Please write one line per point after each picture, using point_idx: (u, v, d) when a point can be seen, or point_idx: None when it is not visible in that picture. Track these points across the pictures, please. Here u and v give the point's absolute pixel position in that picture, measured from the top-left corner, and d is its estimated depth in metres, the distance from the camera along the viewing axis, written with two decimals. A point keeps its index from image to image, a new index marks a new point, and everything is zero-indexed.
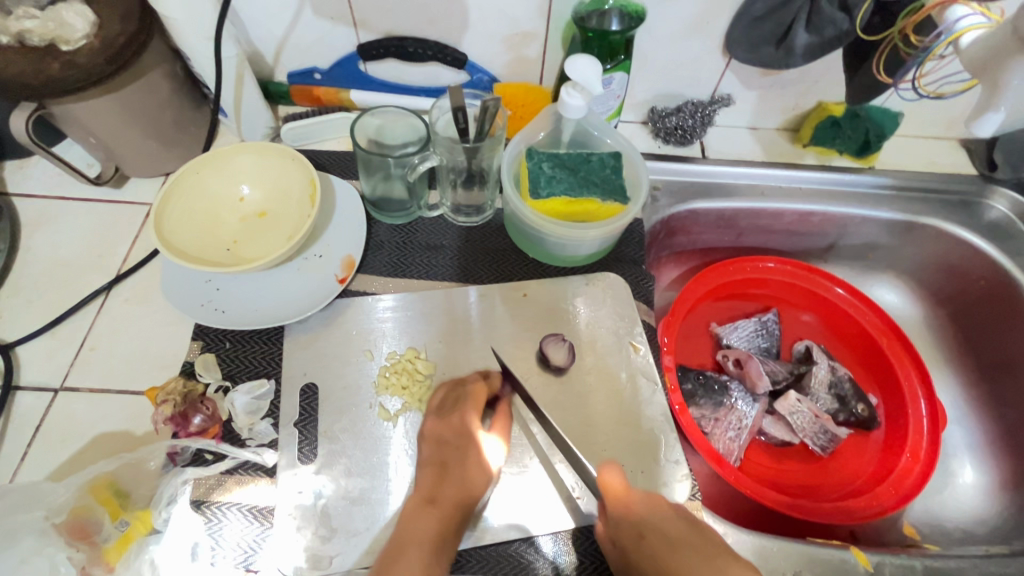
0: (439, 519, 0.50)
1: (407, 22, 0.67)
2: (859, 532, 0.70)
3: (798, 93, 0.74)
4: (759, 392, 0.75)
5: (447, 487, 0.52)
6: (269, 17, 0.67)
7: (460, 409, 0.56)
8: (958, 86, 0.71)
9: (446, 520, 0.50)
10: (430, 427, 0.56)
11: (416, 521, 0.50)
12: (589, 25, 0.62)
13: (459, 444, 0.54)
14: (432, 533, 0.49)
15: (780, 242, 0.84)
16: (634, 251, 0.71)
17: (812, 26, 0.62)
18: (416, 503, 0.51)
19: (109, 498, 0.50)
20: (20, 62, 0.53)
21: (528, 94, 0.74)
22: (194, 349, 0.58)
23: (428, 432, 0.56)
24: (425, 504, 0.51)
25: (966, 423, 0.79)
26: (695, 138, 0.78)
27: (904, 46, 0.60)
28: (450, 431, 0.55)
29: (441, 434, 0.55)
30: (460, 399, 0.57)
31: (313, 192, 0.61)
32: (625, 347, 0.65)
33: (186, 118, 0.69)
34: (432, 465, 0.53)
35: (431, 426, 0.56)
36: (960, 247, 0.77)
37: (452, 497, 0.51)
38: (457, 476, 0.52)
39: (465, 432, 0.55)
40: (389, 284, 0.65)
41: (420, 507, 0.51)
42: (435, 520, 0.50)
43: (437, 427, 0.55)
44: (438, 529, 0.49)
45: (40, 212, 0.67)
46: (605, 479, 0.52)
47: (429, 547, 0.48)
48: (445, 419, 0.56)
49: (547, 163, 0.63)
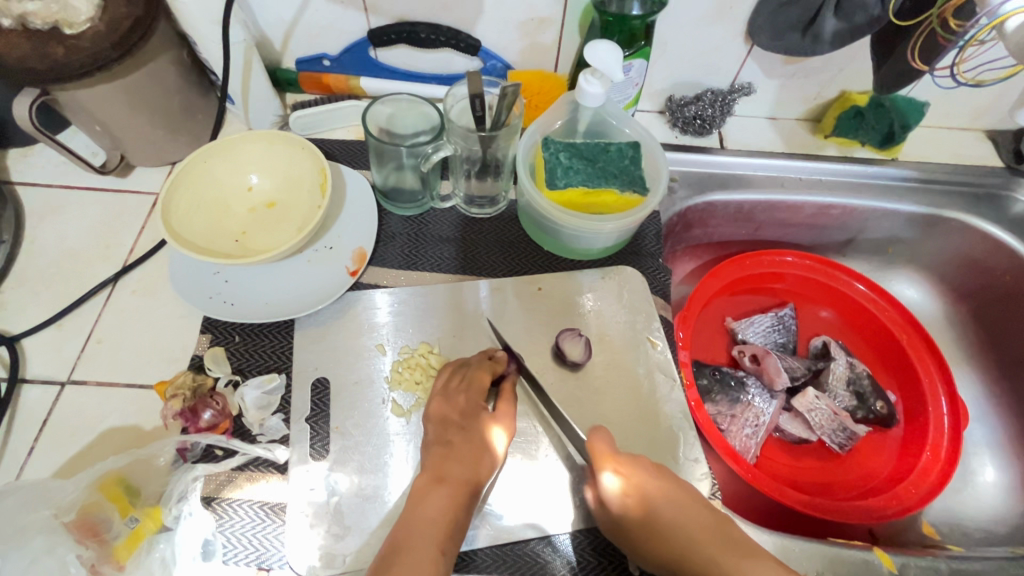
0: (449, 497, 0.50)
1: (419, 7, 0.65)
2: (878, 532, 0.69)
3: (822, 81, 0.72)
4: (777, 389, 0.73)
5: (455, 467, 0.51)
6: (277, 1, 0.65)
7: (464, 389, 0.56)
8: (1001, 73, 0.69)
9: (457, 499, 0.50)
10: (434, 408, 0.55)
11: (426, 498, 0.49)
12: (608, 9, 0.59)
13: (473, 439, 0.53)
14: (443, 510, 0.49)
15: (798, 236, 0.82)
16: (651, 244, 0.69)
17: (841, 11, 0.60)
18: (425, 482, 0.51)
19: (119, 494, 0.49)
20: (24, 45, 0.52)
21: (544, 82, 0.71)
22: (203, 342, 0.57)
23: (432, 412, 0.55)
24: (434, 482, 0.51)
25: (987, 421, 0.77)
26: (714, 128, 0.76)
27: (944, 32, 0.57)
28: (455, 411, 0.55)
29: (446, 414, 0.55)
30: (464, 378, 0.57)
31: (323, 181, 0.59)
32: (642, 342, 0.63)
33: (193, 106, 0.67)
34: (439, 445, 0.53)
35: (436, 406, 0.55)
36: (985, 242, 0.75)
37: (460, 476, 0.51)
38: (466, 457, 0.52)
39: (471, 413, 0.55)
40: (401, 277, 0.64)
41: (429, 486, 0.50)
42: (446, 499, 0.49)
43: (441, 407, 0.55)
44: (448, 507, 0.49)
45: (45, 202, 0.66)
46: (594, 446, 0.53)
47: (441, 528, 0.48)
48: (449, 398, 0.56)
49: (564, 153, 0.61)
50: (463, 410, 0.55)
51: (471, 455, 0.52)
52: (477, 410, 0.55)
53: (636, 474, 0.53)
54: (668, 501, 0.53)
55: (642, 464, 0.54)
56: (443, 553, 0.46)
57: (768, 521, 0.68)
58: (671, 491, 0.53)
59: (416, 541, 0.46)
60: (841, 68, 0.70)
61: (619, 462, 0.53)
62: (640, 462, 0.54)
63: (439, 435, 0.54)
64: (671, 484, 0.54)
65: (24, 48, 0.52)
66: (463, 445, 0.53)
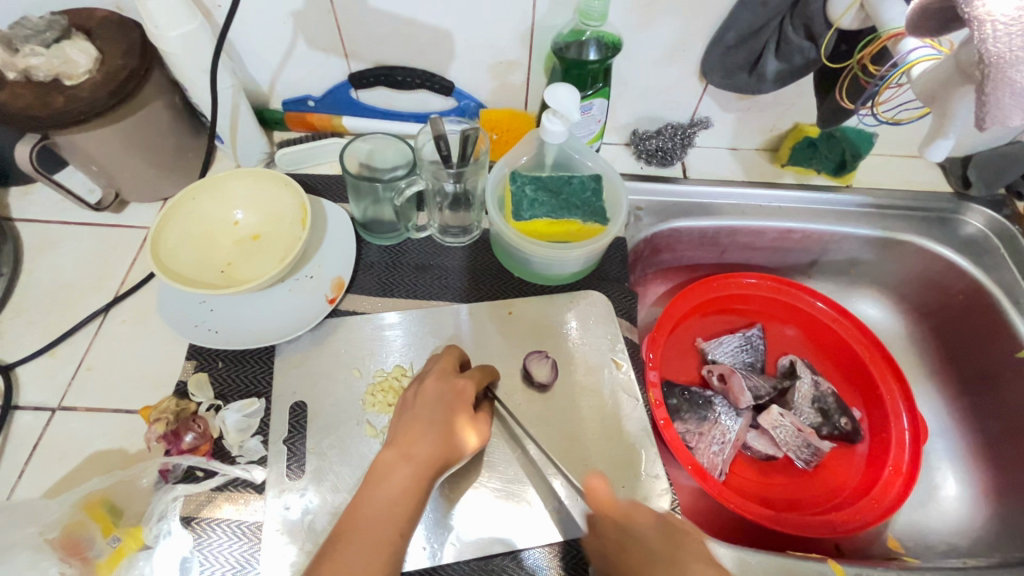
0: (413, 477, 0.47)
1: (396, 53, 0.70)
2: (844, 546, 0.71)
3: (775, 114, 0.77)
4: (742, 407, 0.76)
5: (423, 445, 0.49)
6: (264, 50, 0.70)
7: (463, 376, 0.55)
8: (917, 112, 0.73)
9: (421, 481, 0.47)
10: (428, 388, 0.53)
11: (391, 474, 0.47)
12: (568, 55, 0.65)
13: (450, 423, 0.51)
14: (405, 488, 0.46)
15: (763, 259, 0.86)
16: (616, 269, 0.73)
17: (781, 54, 0.65)
18: (393, 456, 0.48)
19: (103, 515, 0.51)
20: (28, 96, 0.57)
21: (513, 120, 0.77)
22: (188, 368, 0.60)
23: (426, 391, 0.53)
24: (402, 457, 0.48)
25: (950, 436, 0.80)
26: (676, 158, 0.80)
27: (864, 75, 0.61)
28: (447, 392, 0.53)
29: (427, 398, 0.53)
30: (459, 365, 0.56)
31: (304, 216, 0.63)
32: (607, 363, 0.66)
33: (185, 145, 0.71)
34: (421, 418, 0.51)
35: (431, 385, 0.54)
36: (939, 262, 0.79)
37: (433, 452, 0.49)
38: (438, 439, 0.50)
39: (463, 399, 0.53)
40: (378, 304, 0.67)
41: (397, 461, 0.47)
42: (409, 479, 0.47)
43: (435, 386, 0.53)
44: (415, 484, 0.47)
45: (43, 237, 0.70)
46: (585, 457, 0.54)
47: (404, 507, 0.45)
48: (444, 381, 0.54)
49: (530, 186, 0.66)
50: (455, 394, 0.53)
51: (449, 429, 0.51)
52: (460, 398, 0.53)
53: (634, 519, 0.49)
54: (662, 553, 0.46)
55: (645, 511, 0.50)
56: (401, 535, 0.44)
57: (738, 537, 0.70)
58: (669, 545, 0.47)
59: (371, 523, 0.43)
60: (792, 104, 0.75)
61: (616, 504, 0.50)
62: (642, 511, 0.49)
63: (426, 413, 0.51)
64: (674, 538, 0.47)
65: (27, 97, 0.57)
66: (444, 423, 0.51)
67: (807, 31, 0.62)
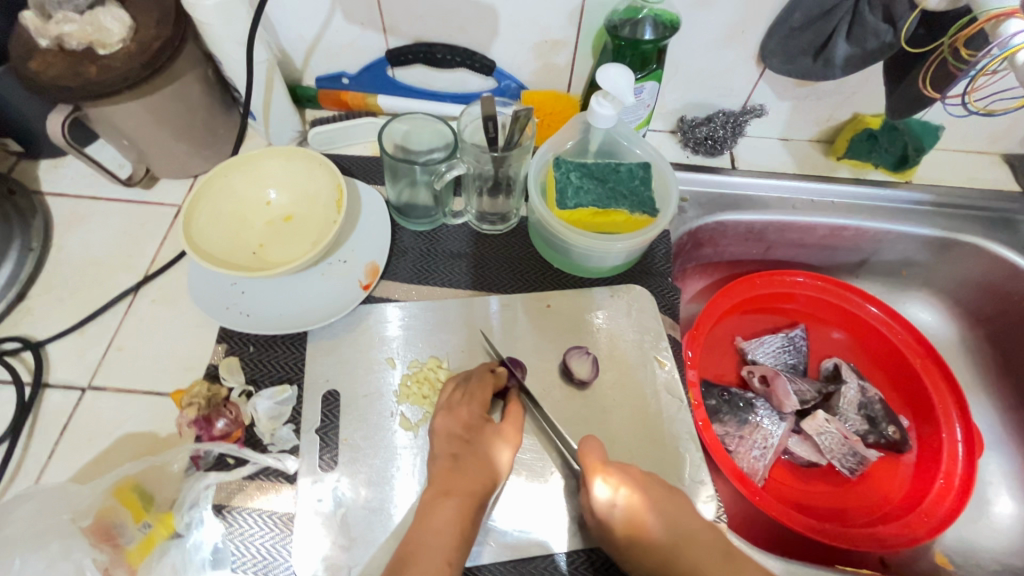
0: (458, 508, 0.49)
1: (437, 28, 0.67)
2: (889, 560, 0.68)
3: (834, 104, 0.72)
4: (786, 411, 0.72)
5: (460, 478, 0.50)
6: (300, 22, 0.67)
7: (469, 399, 0.55)
8: (1011, 104, 0.69)
9: (466, 511, 0.49)
10: (440, 424, 0.54)
11: (434, 509, 0.48)
12: (621, 34, 0.61)
13: (479, 451, 0.52)
14: (454, 521, 0.48)
15: (810, 256, 0.82)
16: (660, 264, 0.69)
17: (853, 37, 0.60)
18: (432, 495, 0.50)
19: (133, 500, 0.50)
20: (61, 66, 0.55)
21: (556, 102, 0.73)
22: (219, 352, 0.59)
23: (437, 428, 0.54)
24: (442, 493, 0.50)
25: (1003, 450, 0.76)
26: (725, 148, 0.76)
27: (954, 62, 0.56)
28: (460, 425, 0.54)
29: (451, 428, 0.54)
30: (467, 392, 0.56)
31: (340, 198, 0.61)
32: (649, 361, 0.63)
33: (217, 121, 0.69)
34: (454, 452, 0.52)
35: (440, 420, 0.54)
36: (1003, 268, 0.74)
37: (469, 483, 0.50)
38: (472, 468, 0.51)
39: (477, 426, 0.54)
40: (412, 292, 0.65)
41: (437, 498, 0.49)
42: (454, 512, 0.48)
43: (446, 420, 0.54)
44: (461, 518, 0.48)
45: (73, 212, 0.69)
46: (584, 452, 0.54)
47: (449, 539, 0.47)
48: (453, 412, 0.55)
49: (575, 172, 0.62)
50: (466, 421, 0.54)
51: (481, 458, 0.52)
52: (483, 421, 0.54)
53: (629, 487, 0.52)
54: (663, 509, 0.52)
55: (635, 472, 0.54)
56: (451, 564, 0.45)
57: (778, 548, 0.66)
58: (665, 503, 0.53)
59: (425, 553, 0.46)
60: (853, 93, 0.71)
61: (611, 472, 0.53)
62: (630, 472, 0.54)
63: (445, 449, 0.53)
64: (665, 495, 0.53)
65: (61, 66, 0.55)
66: (477, 452, 0.52)
67: (885, 13, 0.58)
